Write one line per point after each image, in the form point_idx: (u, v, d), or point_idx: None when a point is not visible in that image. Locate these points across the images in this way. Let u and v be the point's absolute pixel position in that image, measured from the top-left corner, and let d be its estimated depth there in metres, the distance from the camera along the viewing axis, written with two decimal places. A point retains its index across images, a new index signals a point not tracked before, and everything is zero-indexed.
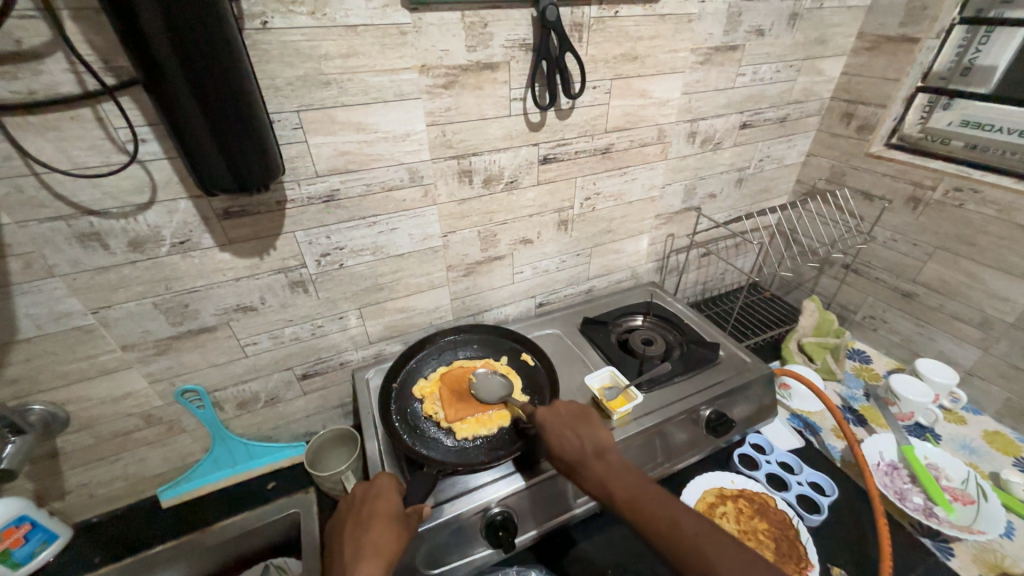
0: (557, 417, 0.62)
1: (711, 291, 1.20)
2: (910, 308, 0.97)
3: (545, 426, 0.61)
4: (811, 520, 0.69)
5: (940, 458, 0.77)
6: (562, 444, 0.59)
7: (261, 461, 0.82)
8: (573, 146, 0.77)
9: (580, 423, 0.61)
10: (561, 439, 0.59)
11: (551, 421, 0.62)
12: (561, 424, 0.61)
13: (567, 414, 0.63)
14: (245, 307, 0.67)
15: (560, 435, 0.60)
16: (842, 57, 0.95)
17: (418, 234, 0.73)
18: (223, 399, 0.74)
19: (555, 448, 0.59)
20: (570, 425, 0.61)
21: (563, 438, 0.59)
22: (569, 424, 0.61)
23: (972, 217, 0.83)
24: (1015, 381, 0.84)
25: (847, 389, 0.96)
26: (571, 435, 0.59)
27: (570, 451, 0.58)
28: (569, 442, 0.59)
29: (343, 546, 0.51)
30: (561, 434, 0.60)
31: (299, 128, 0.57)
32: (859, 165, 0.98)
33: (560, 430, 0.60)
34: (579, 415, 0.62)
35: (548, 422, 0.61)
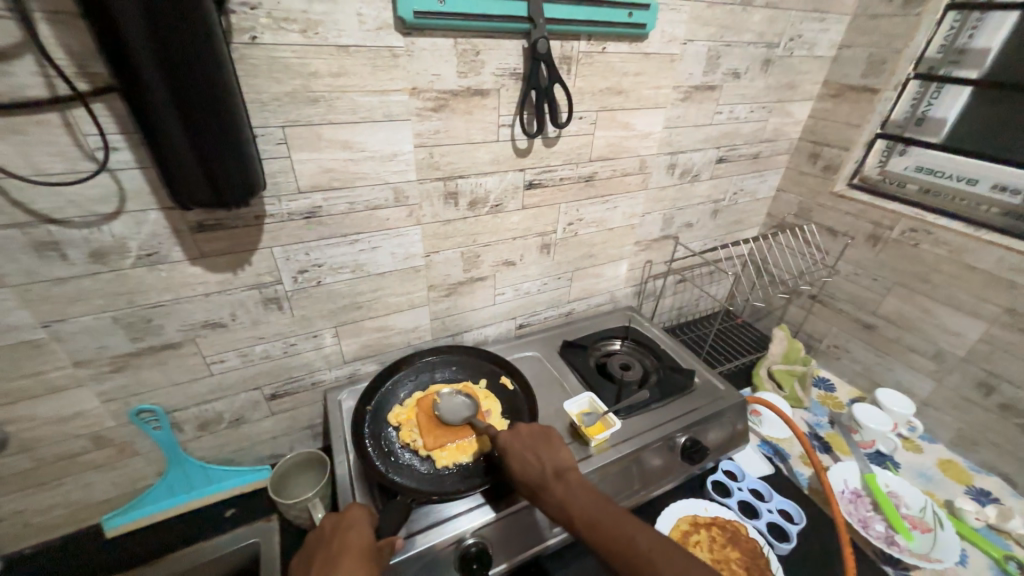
0: (519, 439, 0.62)
1: (686, 316, 1.23)
2: (871, 339, 1.02)
3: (507, 450, 0.61)
4: (781, 548, 0.70)
5: (900, 486, 0.80)
6: (524, 467, 0.59)
7: (220, 486, 0.77)
8: (557, 173, 0.78)
9: (541, 444, 0.61)
10: (522, 462, 0.59)
11: (512, 445, 0.61)
12: (523, 447, 0.61)
13: (529, 437, 0.63)
14: (213, 323, 0.64)
15: (521, 459, 0.60)
16: (809, 101, 1.01)
17: (400, 253, 0.72)
18: (183, 419, 0.70)
19: (516, 471, 0.59)
20: (531, 448, 0.61)
21: (524, 461, 0.59)
22: (530, 448, 0.61)
23: (927, 255, 0.89)
24: (966, 412, 0.89)
25: (813, 416, 0.99)
26: (532, 457, 0.59)
27: (532, 473, 0.58)
28: (530, 465, 0.59)
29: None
30: (523, 457, 0.60)
31: (283, 144, 0.56)
32: (824, 203, 1.04)
33: (521, 453, 0.60)
34: (541, 437, 0.62)
35: (509, 445, 0.61)
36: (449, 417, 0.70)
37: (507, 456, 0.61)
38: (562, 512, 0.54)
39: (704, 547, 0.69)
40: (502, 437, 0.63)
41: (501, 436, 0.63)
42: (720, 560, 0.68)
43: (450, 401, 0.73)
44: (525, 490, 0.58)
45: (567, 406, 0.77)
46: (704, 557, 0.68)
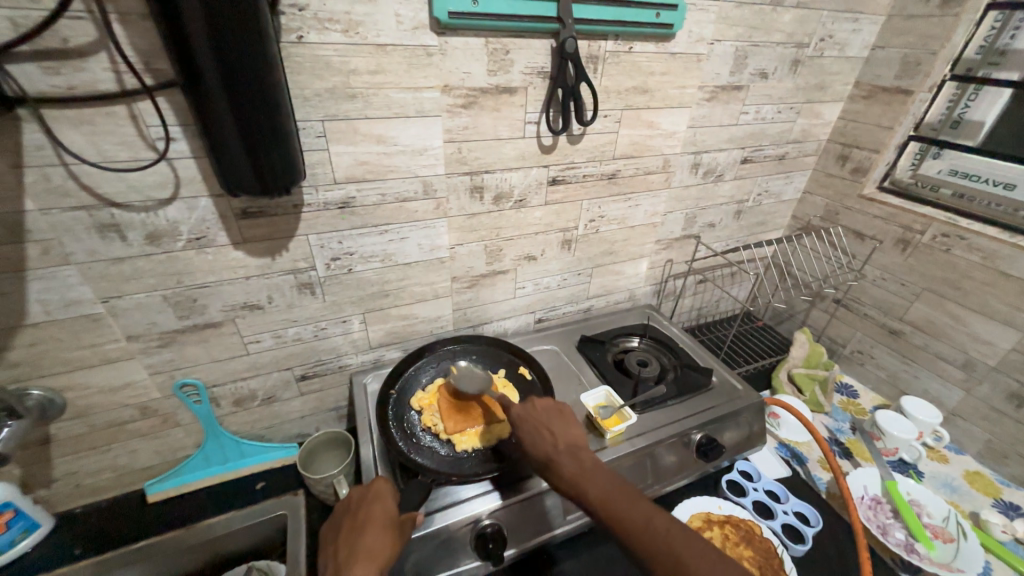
0: (533, 415, 0.64)
1: (706, 317, 1.23)
2: (897, 345, 1.00)
3: (522, 426, 0.63)
4: (795, 550, 0.70)
5: (923, 494, 0.79)
6: (537, 442, 0.60)
7: (251, 460, 0.82)
8: (580, 170, 0.80)
9: (555, 422, 0.63)
10: (536, 438, 0.61)
11: (526, 421, 0.63)
12: (536, 423, 0.63)
13: (543, 414, 0.64)
14: (251, 305, 0.68)
15: (535, 434, 0.61)
16: (840, 102, 1.00)
17: (426, 244, 0.75)
18: (220, 395, 0.75)
19: (529, 445, 0.60)
20: (545, 423, 0.62)
21: (538, 437, 0.61)
22: (544, 425, 0.62)
23: (958, 261, 0.87)
24: (996, 423, 0.86)
25: (834, 422, 0.98)
26: (546, 434, 0.61)
27: (546, 448, 0.59)
28: (545, 441, 0.60)
29: (337, 546, 0.52)
30: (537, 432, 0.61)
31: (323, 137, 0.59)
32: (852, 206, 1.02)
33: (535, 429, 0.62)
34: (555, 415, 0.64)
35: (525, 421, 0.63)
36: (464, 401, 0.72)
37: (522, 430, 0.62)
38: (573, 487, 0.55)
39: (716, 543, 0.70)
40: (517, 412, 0.64)
41: (516, 412, 0.64)
42: (732, 558, 0.68)
43: (464, 385, 0.75)
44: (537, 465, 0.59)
45: (583, 399, 0.78)
46: None
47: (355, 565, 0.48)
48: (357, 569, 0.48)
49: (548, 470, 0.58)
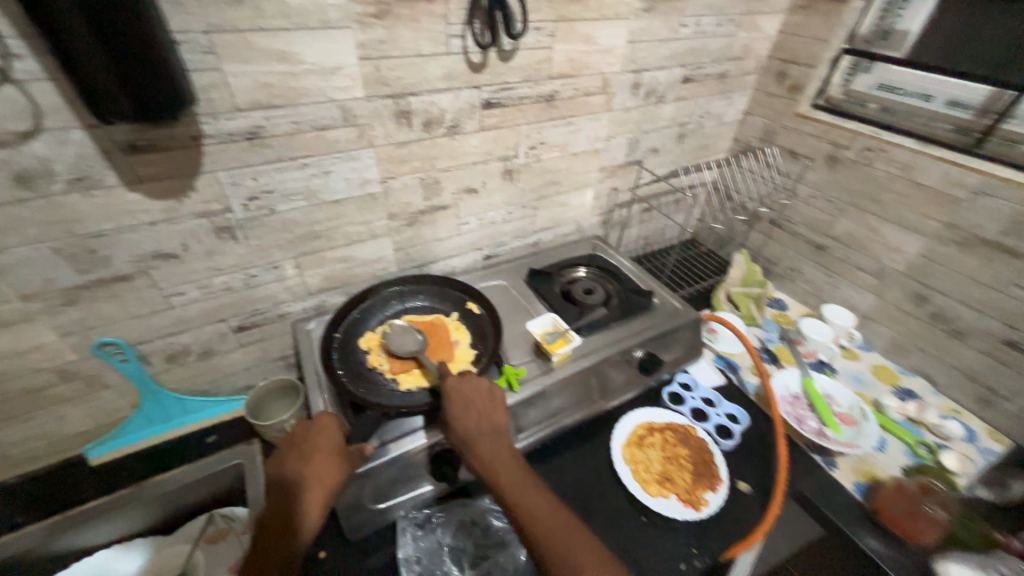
0: (466, 390, 0.63)
1: (652, 246, 1.26)
2: (823, 260, 1.07)
3: (451, 397, 0.62)
4: (724, 445, 0.78)
5: (834, 388, 0.89)
6: (461, 421, 0.60)
7: (196, 418, 0.80)
8: (516, 92, 0.75)
9: (483, 402, 0.63)
10: (460, 416, 0.61)
11: (454, 395, 0.62)
12: (464, 399, 0.62)
13: (476, 389, 0.64)
14: (165, 254, 0.63)
15: (459, 411, 0.61)
16: (779, 14, 0.97)
17: (355, 178, 0.70)
18: (150, 352, 0.70)
19: (452, 417, 0.61)
20: (474, 401, 0.62)
21: (463, 411, 0.61)
22: (473, 401, 0.62)
23: (878, 174, 0.92)
24: (900, 322, 0.96)
25: (765, 332, 1.05)
26: (473, 412, 0.61)
27: (468, 428, 0.60)
28: (470, 418, 0.61)
29: (286, 473, 0.56)
30: (461, 410, 0.61)
31: (211, 53, 0.52)
32: (788, 125, 1.04)
33: (462, 406, 0.61)
34: (487, 392, 0.64)
35: (456, 394, 0.62)
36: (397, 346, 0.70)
37: (447, 405, 0.62)
38: (483, 470, 0.58)
39: (656, 447, 0.77)
40: (449, 385, 0.63)
41: (447, 384, 0.63)
42: (670, 457, 0.75)
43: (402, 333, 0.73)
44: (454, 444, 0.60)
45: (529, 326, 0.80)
46: (656, 455, 0.76)
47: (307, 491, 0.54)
48: (309, 495, 0.54)
49: (464, 450, 0.59)
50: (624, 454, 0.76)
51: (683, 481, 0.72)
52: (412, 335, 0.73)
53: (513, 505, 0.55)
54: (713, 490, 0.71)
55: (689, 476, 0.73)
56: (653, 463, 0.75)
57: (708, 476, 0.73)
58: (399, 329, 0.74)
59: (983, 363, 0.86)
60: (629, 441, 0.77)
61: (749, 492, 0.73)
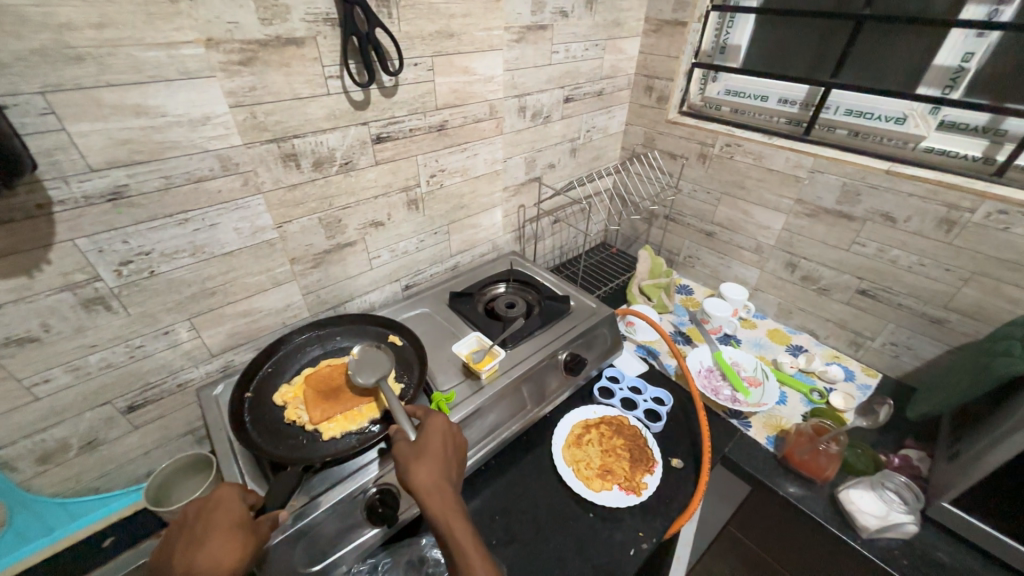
0: (442, 430, 0.60)
1: (568, 254, 1.33)
2: (712, 244, 1.20)
3: (426, 435, 0.59)
4: (654, 428, 0.83)
5: (739, 355, 0.99)
6: (440, 463, 0.57)
7: (90, 519, 0.70)
8: (405, 125, 0.77)
9: (459, 450, 0.61)
10: (437, 458, 0.57)
11: (437, 434, 0.59)
12: (445, 440, 0.59)
13: (449, 432, 0.61)
14: (19, 340, 0.55)
15: (439, 453, 0.57)
16: (637, 38, 1.10)
17: (246, 228, 0.67)
18: (14, 457, 0.60)
19: (425, 455, 0.56)
20: (446, 444, 0.59)
21: (435, 452, 0.57)
22: (450, 444, 0.60)
23: (740, 165, 1.06)
24: (782, 289, 1.10)
25: (677, 317, 1.15)
26: (444, 454, 0.58)
27: (443, 473, 0.56)
28: (439, 461, 0.57)
29: (172, 563, 0.47)
30: (440, 452, 0.58)
31: (52, 114, 0.48)
32: (663, 131, 1.17)
33: (442, 448, 0.58)
34: (457, 439, 0.62)
35: (432, 433, 0.59)
36: (358, 377, 0.68)
37: (426, 444, 0.58)
38: (450, 523, 0.52)
39: (594, 442, 0.80)
40: (435, 421, 0.61)
41: (432, 420, 0.61)
42: (608, 449, 0.78)
43: (371, 356, 0.72)
44: (421, 488, 0.54)
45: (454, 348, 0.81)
46: (595, 450, 0.78)
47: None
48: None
49: (432, 495, 0.54)
50: (565, 456, 0.78)
51: (622, 470, 0.76)
52: (371, 356, 0.72)
53: (477, 564, 0.50)
54: (650, 472, 0.76)
55: (627, 464, 0.77)
56: (593, 459, 0.77)
57: (644, 460, 0.77)
58: (375, 351, 0.73)
59: (847, 312, 1.00)
60: (568, 442, 0.80)
61: (681, 466, 0.78)
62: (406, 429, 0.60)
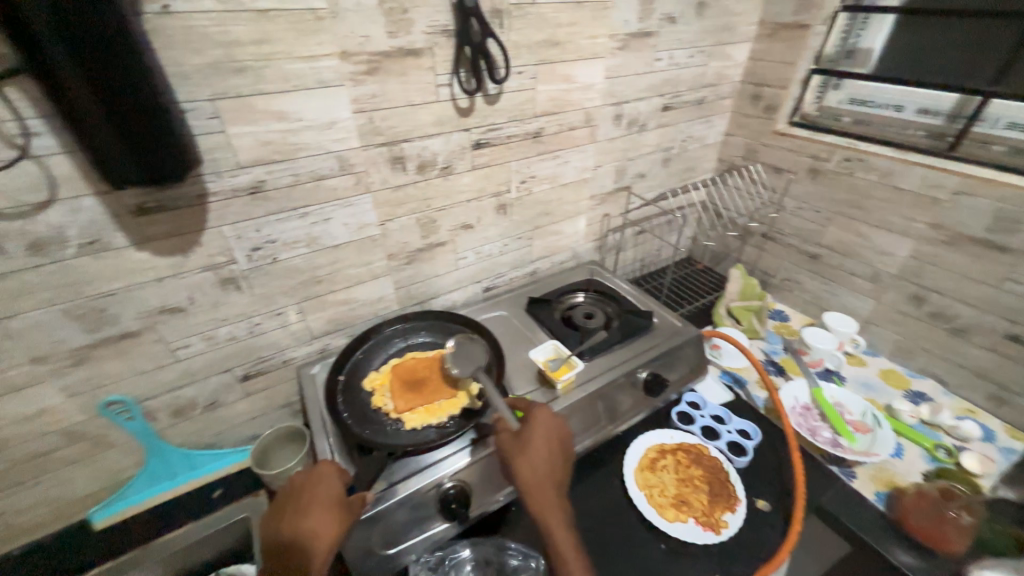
0: (545, 428, 0.61)
1: (649, 267, 1.28)
2: (817, 268, 1.09)
3: (531, 432, 0.60)
4: (739, 463, 0.77)
5: (844, 396, 0.88)
6: (542, 462, 0.58)
7: (205, 470, 0.79)
8: (504, 131, 0.79)
9: (562, 448, 0.62)
10: (539, 456, 0.58)
11: (541, 432, 0.61)
12: (548, 439, 0.60)
13: (553, 431, 0.62)
14: (171, 308, 0.64)
15: (542, 452, 0.59)
16: (747, 43, 1.03)
17: (354, 223, 0.73)
18: (156, 408, 0.70)
19: (529, 452, 0.58)
20: (549, 442, 0.60)
21: (539, 449, 0.59)
22: (554, 443, 0.61)
23: (860, 183, 0.95)
24: (903, 325, 0.96)
25: (769, 344, 1.06)
26: (546, 453, 0.59)
27: (545, 473, 0.57)
28: (542, 459, 0.58)
29: (282, 528, 0.52)
30: (543, 451, 0.59)
31: (216, 118, 0.55)
32: (768, 143, 1.08)
33: (545, 447, 0.60)
34: (560, 437, 0.62)
35: (536, 431, 0.60)
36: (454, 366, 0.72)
37: (530, 441, 0.59)
38: (550, 522, 0.55)
39: (670, 469, 0.75)
40: (539, 418, 0.62)
41: (536, 416, 0.62)
42: (684, 479, 0.74)
43: (463, 350, 0.76)
44: (523, 483, 0.56)
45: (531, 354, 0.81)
46: (670, 478, 0.74)
47: (309, 549, 0.50)
48: (311, 552, 0.49)
49: (534, 492, 0.56)
50: (637, 479, 0.74)
51: (700, 503, 0.71)
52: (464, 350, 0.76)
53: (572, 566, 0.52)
54: (732, 511, 0.69)
55: (706, 498, 0.71)
56: (668, 486, 0.73)
57: (726, 497, 0.71)
58: (467, 346, 0.77)
59: (988, 359, 0.85)
60: (641, 465, 0.76)
61: (768, 509, 0.71)
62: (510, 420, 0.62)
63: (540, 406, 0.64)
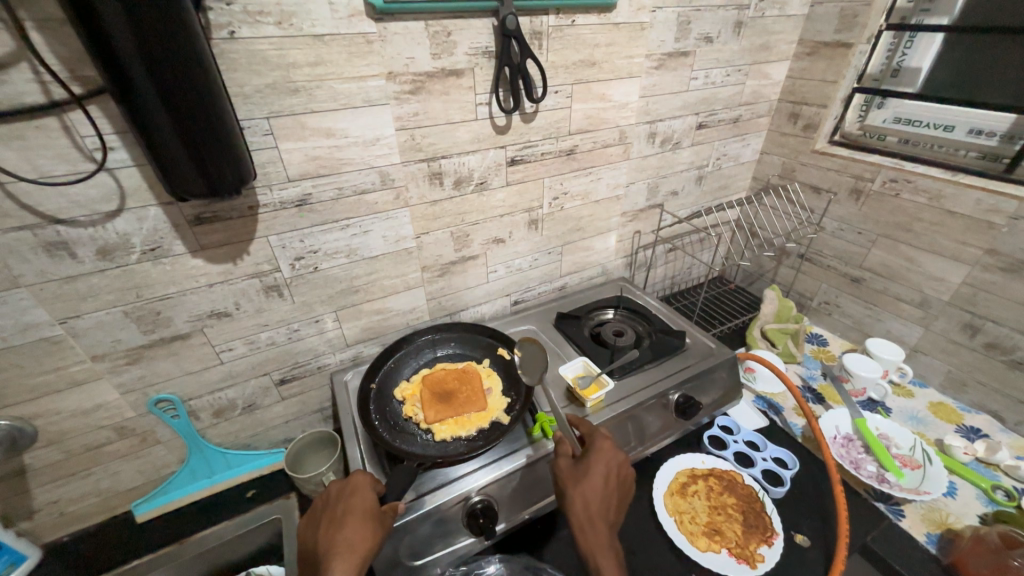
0: (605, 463, 0.59)
1: (679, 285, 1.26)
2: (860, 292, 1.04)
3: (589, 464, 0.59)
4: (775, 493, 0.73)
5: (890, 428, 0.84)
6: (597, 497, 0.56)
7: (239, 470, 0.82)
8: (539, 149, 0.81)
9: (621, 485, 0.60)
10: (595, 490, 0.57)
11: (600, 465, 0.59)
12: (607, 473, 0.59)
13: (613, 467, 0.60)
14: (219, 313, 0.67)
15: (598, 486, 0.57)
16: (785, 62, 1.02)
17: (392, 236, 0.75)
18: (198, 408, 0.73)
19: (584, 484, 0.57)
20: (607, 478, 0.58)
21: (595, 484, 0.57)
22: (613, 479, 0.59)
23: (907, 205, 0.91)
24: (954, 355, 0.91)
25: (806, 370, 1.02)
26: (603, 487, 0.57)
27: (598, 509, 0.56)
28: (597, 494, 0.56)
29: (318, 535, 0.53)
30: (600, 485, 0.57)
31: (270, 134, 0.58)
32: (806, 162, 1.06)
33: (603, 482, 0.58)
34: (619, 474, 0.60)
35: (596, 463, 0.59)
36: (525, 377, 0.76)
37: (588, 472, 0.58)
38: (597, 561, 0.53)
39: (701, 495, 0.73)
40: (601, 449, 0.61)
41: (598, 447, 0.61)
42: (717, 506, 0.71)
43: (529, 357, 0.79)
44: (574, 516, 0.56)
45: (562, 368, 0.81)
46: (702, 505, 0.72)
47: (335, 561, 0.49)
48: (337, 564, 0.49)
49: (584, 526, 0.55)
50: (667, 505, 0.72)
51: (733, 534, 0.68)
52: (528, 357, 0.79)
53: None
54: (767, 544, 0.66)
55: (740, 528, 0.68)
56: (699, 513, 0.71)
57: (761, 529, 0.68)
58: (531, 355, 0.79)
59: None
60: (671, 490, 0.74)
61: (807, 544, 0.67)
62: (568, 446, 0.62)
63: (604, 436, 0.63)
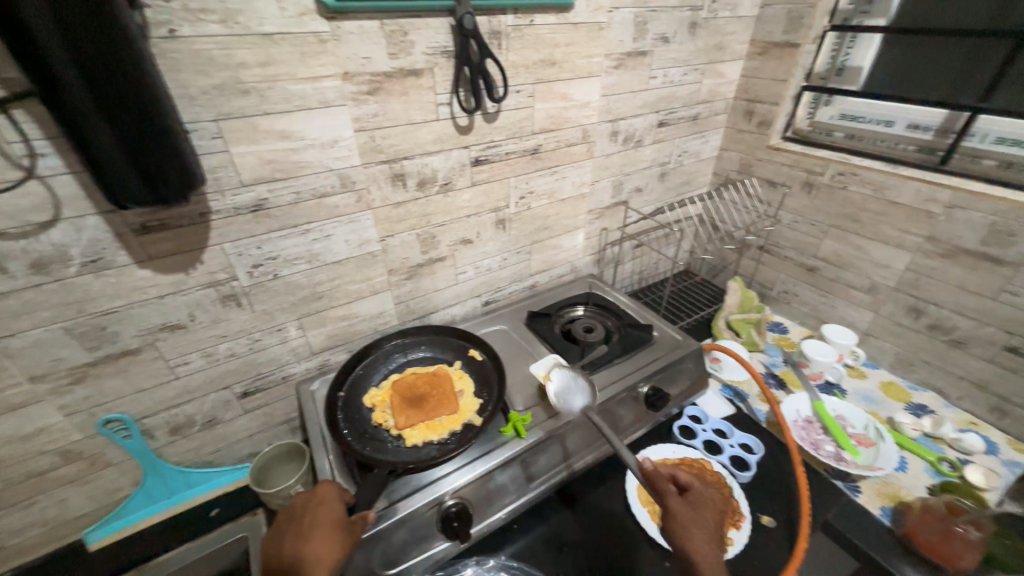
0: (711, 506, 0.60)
1: (647, 280, 1.29)
2: (815, 281, 1.09)
3: (698, 506, 0.59)
4: (742, 478, 0.76)
5: (846, 409, 0.88)
6: (713, 541, 0.56)
7: (201, 488, 0.78)
8: (503, 148, 0.81)
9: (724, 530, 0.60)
10: (710, 533, 0.57)
11: (709, 507, 0.60)
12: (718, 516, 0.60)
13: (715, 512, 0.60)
14: (172, 325, 0.64)
15: (710, 531, 0.57)
16: (739, 61, 1.06)
17: (355, 240, 0.73)
18: (154, 426, 0.70)
19: (700, 535, 0.56)
20: (715, 523, 0.58)
21: (706, 532, 0.57)
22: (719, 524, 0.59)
23: (854, 197, 0.96)
24: (902, 336, 0.96)
25: (769, 357, 1.06)
26: (715, 533, 0.57)
27: (716, 558, 0.55)
28: (711, 545, 0.56)
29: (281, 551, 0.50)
30: (713, 530, 0.58)
31: (219, 137, 0.56)
32: (762, 157, 1.10)
33: (715, 525, 0.58)
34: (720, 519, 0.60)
35: (702, 500, 0.60)
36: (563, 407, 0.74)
37: (700, 515, 0.58)
38: None
39: None
40: (710, 493, 0.61)
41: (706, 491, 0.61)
42: None
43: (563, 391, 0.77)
44: None
45: (548, 390, 0.75)
46: None
47: None
48: None
49: None
50: (640, 495, 0.73)
51: None
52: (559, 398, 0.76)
53: None
54: (736, 527, 0.68)
55: None
56: None
57: (730, 513, 0.70)
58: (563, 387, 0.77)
59: (990, 371, 0.85)
60: None
61: (773, 525, 0.70)
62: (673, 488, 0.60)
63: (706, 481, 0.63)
